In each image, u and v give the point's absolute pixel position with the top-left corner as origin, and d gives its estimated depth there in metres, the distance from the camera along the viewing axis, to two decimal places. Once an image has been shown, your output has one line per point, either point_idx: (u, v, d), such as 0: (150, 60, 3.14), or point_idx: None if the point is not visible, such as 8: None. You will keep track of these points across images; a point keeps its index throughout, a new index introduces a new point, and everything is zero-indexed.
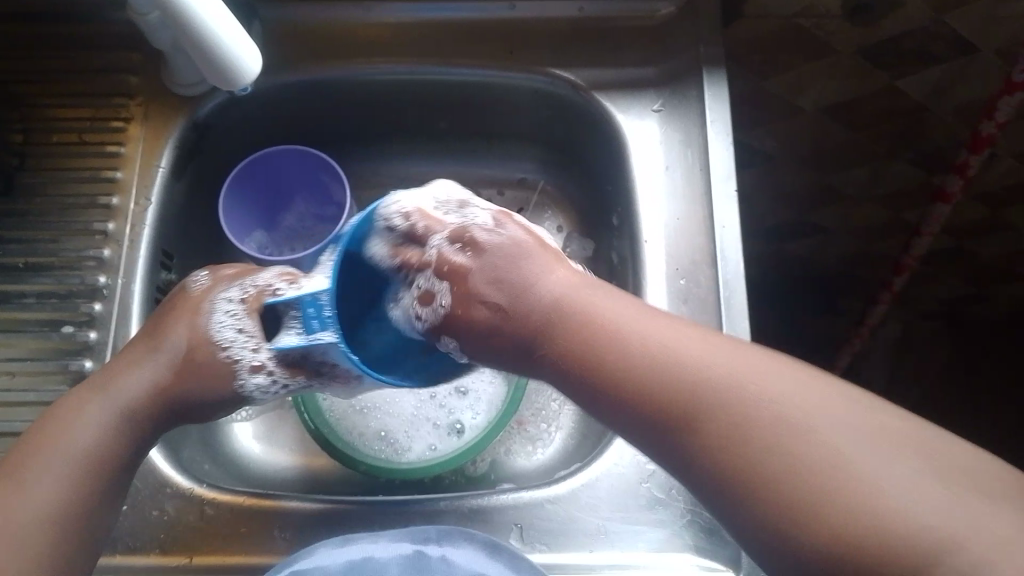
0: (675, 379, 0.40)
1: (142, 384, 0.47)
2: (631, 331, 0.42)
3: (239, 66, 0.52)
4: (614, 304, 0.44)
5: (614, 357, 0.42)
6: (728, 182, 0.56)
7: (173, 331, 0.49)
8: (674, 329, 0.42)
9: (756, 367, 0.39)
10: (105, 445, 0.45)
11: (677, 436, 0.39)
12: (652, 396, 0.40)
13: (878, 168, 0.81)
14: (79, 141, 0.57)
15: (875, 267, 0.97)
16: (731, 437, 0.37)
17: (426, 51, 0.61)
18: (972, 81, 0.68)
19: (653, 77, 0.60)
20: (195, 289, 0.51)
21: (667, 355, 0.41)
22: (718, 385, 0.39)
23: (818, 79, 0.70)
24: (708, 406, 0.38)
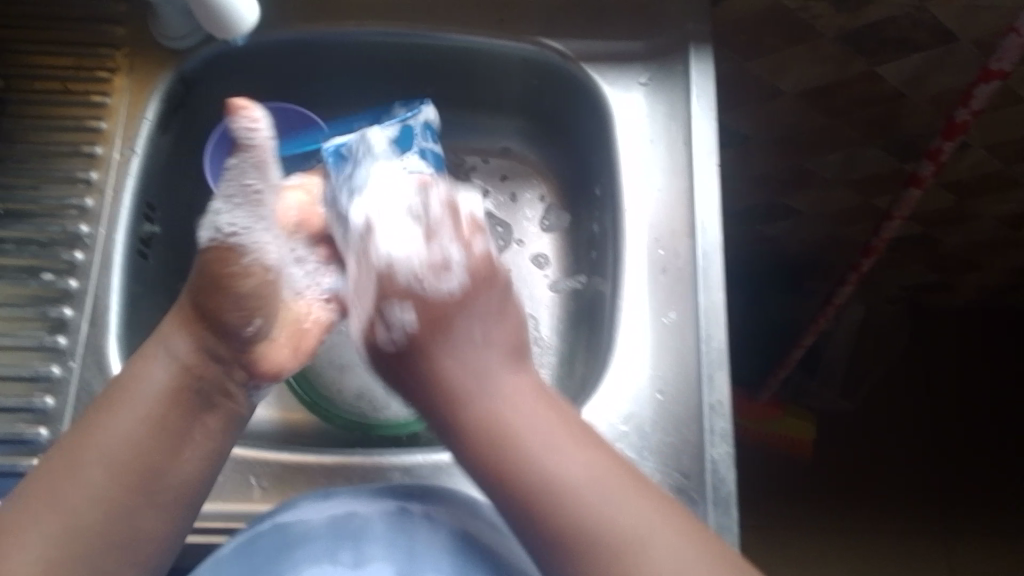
0: (535, 485, 0.44)
1: (184, 341, 0.46)
2: (517, 421, 0.46)
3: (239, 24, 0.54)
4: (537, 404, 0.47)
5: (507, 477, 0.44)
6: (712, 156, 0.56)
7: (245, 279, 0.47)
8: (531, 411, 0.46)
9: (582, 457, 0.44)
10: (176, 390, 0.45)
11: (518, 506, 0.44)
12: (518, 489, 0.44)
13: (854, 155, 0.83)
14: (63, 90, 0.57)
15: (846, 253, 1.00)
16: (556, 514, 0.43)
17: (417, 14, 0.61)
18: (948, 71, 0.70)
19: (640, 51, 0.61)
20: (246, 266, 0.47)
21: (531, 444, 0.45)
22: (546, 469, 0.44)
23: (802, 63, 0.71)
24: (549, 495, 0.43)
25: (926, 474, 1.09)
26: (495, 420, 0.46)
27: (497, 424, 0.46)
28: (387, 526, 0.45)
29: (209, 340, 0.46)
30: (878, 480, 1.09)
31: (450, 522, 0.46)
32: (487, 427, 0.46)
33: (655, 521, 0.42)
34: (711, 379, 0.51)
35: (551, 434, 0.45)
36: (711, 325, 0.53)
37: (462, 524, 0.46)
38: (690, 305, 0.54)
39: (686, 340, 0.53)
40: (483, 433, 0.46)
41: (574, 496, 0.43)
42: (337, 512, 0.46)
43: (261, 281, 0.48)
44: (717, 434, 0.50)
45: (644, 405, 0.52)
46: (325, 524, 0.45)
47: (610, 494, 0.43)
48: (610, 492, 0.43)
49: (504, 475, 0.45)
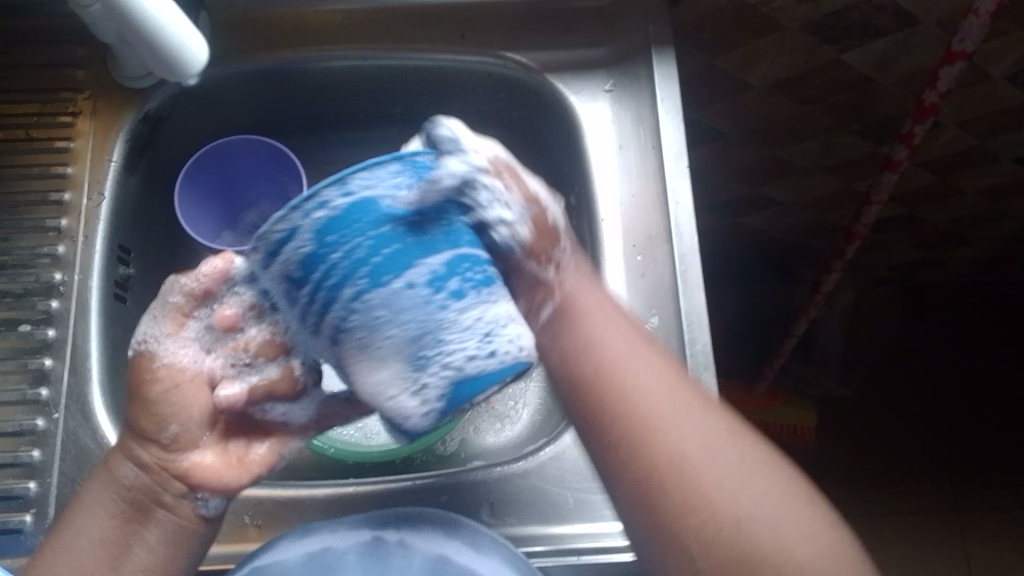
0: (654, 451, 0.42)
1: (132, 459, 0.44)
2: (645, 378, 0.44)
3: (191, 60, 0.52)
4: (636, 347, 0.45)
5: (625, 420, 0.43)
6: (680, 158, 0.56)
7: (153, 386, 0.44)
8: (646, 357, 0.45)
9: (703, 427, 0.43)
10: (131, 493, 0.44)
11: (634, 471, 0.42)
12: (643, 443, 0.43)
13: (829, 142, 0.83)
14: (28, 138, 0.57)
15: (829, 239, 1.00)
16: (666, 480, 0.42)
17: (378, 35, 0.61)
18: (913, 52, 0.70)
19: (603, 56, 0.61)
20: (157, 369, 0.44)
21: (648, 406, 0.43)
22: (671, 450, 0.42)
23: (768, 56, 0.71)
24: (687, 481, 0.42)
25: (925, 453, 1.09)
26: (614, 367, 0.44)
27: (613, 371, 0.44)
28: (360, 557, 0.45)
29: (137, 451, 0.44)
30: (878, 463, 1.09)
31: (426, 548, 0.46)
32: (602, 366, 0.44)
33: (772, 500, 0.42)
34: (699, 381, 0.51)
35: (677, 400, 0.44)
36: (694, 327, 0.53)
37: (437, 549, 0.46)
38: (672, 310, 0.54)
39: (671, 345, 0.53)
40: (595, 371, 0.44)
41: (683, 471, 0.42)
42: (313, 549, 0.46)
43: (187, 387, 0.45)
44: None
45: None
46: (299, 564, 0.45)
47: (734, 464, 0.43)
48: (727, 457, 0.43)
49: (619, 439, 0.43)
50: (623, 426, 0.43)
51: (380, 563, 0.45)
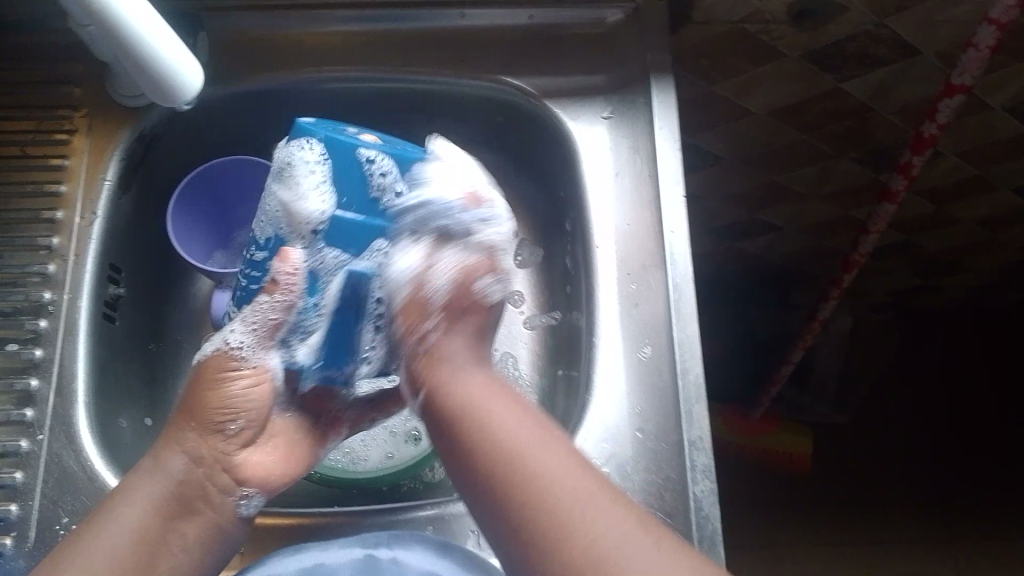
0: (538, 505, 0.43)
1: (178, 461, 0.46)
2: (528, 453, 0.45)
3: (184, 86, 0.52)
4: (525, 420, 0.47)
5: (514, 496, 0.44)
6: (677, 187, 0.56)
7: (230, 389, 0.49)
8: (540, 436, 0.46)
9: (568, 482, 0.43)
10: (171, 493, 0.45)
11: (513, 526, 0.43)
12: (527, 514, 0.43)
13: (828, 169, 0.83)
14: (22, 155, 0.56)
15: (826, 265, 1.00)
16: (553, 529, 0.42)
17: (375, 57, 0.61)
18: (913, 83, 0.70)
19: (601, 83, 0.61)
20: (237, 372, 0.49)
21: (529, 466, 0.44)
22: (543, 500, 0.43)
23: (767, 84, 0.71)
24: (557, 521, 0.42)
25: (921, 481, 1.09)
26: (524, 466, 0.44)
27: (506, 449, 0.46)
28: (354, 572, 0.44)
29: (193, 442, 0.47)
30: (875, 491, 1.08)
31: (423, 566, 0.45)
32: (503, 455, 0.45)
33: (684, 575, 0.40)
34: (690, 413, 0.51)
35: (555, 467, 0.44)
36: (687, 358, 0.52)
37: (434, 566, 0.45)
38: (665, 340, 0.53)
39: (664, 375, 0.52)
40: (487, 456, 0.46)
41: (566, 523, 0.42)
42: (306, 566, 0.45)
43: (254, 382, 0.50)
44: (700, 470, 0.50)
45: (622, 442, 0.51)
46: None
47: (620, 524, 0.42)
48: (601, 515, 0.42)
49: (502, 488, 0.44)
50: (526, 506, 0.43)
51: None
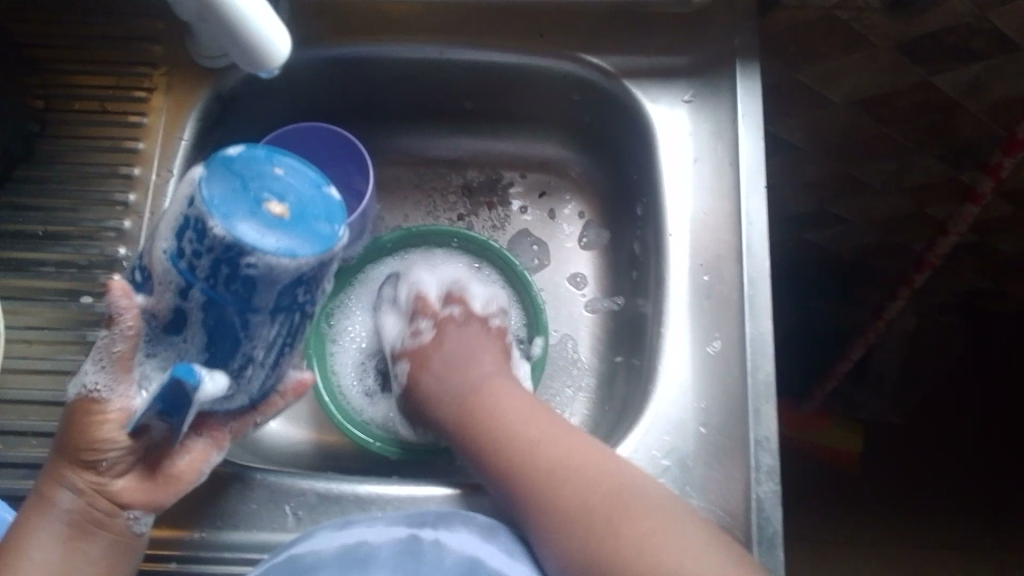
0: (568, 502, 0.46)
1: (70, 495, 0.43)
2: (510, 420, 0.52)
3: (271, 54, 0.50)
4: (505, 390, 0.54)
5: (536, 488, 0.47)
6: (758, 177, 0.54)
7: (112, 433, 0.43)
8: (531, 433, 0.50)
9: (593, 482, 0.47)
10: (75, 520, 0.43)
11: (558, 534, 0.46)
12: (564, 510, 0.46)
13: (908, 164, 0.80)
14: (101, 110, 0.57)
15: (895, 263, 0.97)
16: (586, 523, 0.45)
17: (454, 27, 0.60)
18: (1010, 79, 0.67)
19: (684, 65, 0.59)
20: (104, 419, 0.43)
21: (527, 452, 0.49)
22: (582, 506, 0.46)
23: (854, 73, 0.68)
24: (578, 508, 0.46)
25: (976, 490, 1.06)
26: (520, 450, 0.49)
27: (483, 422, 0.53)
28: (395, 552, 0.45)
29: (76, 478, 0.43)
30: (927, 497, 1.06)
31: (461, 548, 0.46)
32: (465, 408, 0.54)
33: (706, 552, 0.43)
34: (758, 412, 0.50)
35: (582, 460, 0.48)
36: (758, 354, 0.51)
37: (472, 551, 0.46)
38: (736, 334, 0.52)
39: (733, 370, 0.51)
40: (478, 415, 0.53)
41: (626, 527, 0.44)
42: (347, 541, 0.45)
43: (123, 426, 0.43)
44: (765, 470, 0.49)
45: (685, 435, 0.50)
46: (334, 554, 0.45)
47: (662, 524, 0.44)
48: (655, 524, 0.44)
49: (514, 476, 0.48)
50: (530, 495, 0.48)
51: (415, 560, 0.45)
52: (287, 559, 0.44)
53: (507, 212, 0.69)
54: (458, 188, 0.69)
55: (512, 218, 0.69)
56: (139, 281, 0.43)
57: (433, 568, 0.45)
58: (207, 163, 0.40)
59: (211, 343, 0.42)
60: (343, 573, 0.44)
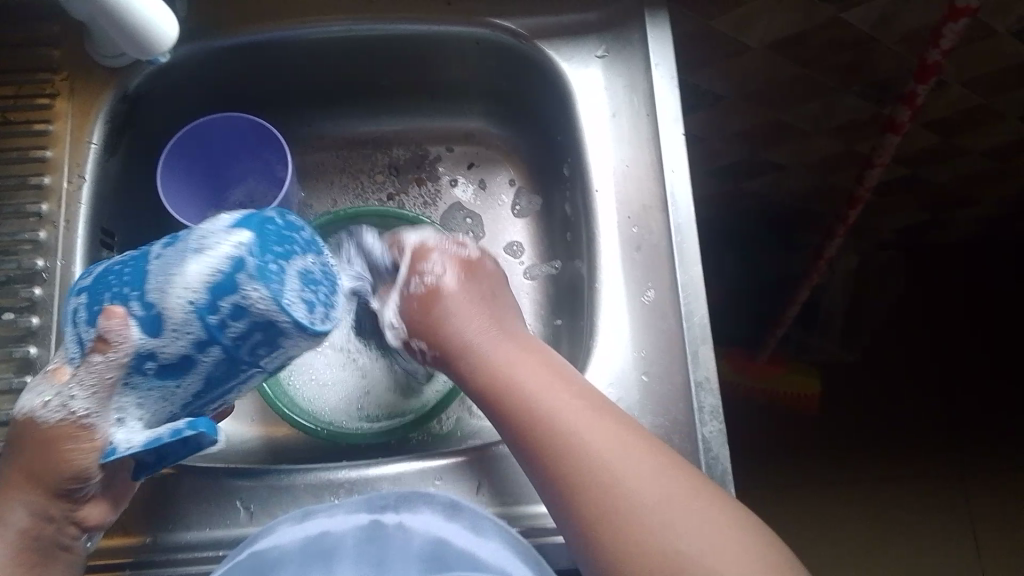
0: (585, 471, 0.45)
1: (24, 519, 0.43)
2: (524, 379, 0.49)
3: (158, 31, 0.50)
4: (525, 356, 0.50)
5: (557, 451, 0.46)
6: (676, 124, 0.54)
7: (78, 463, 0.42)
8: (547, 377, 0.48)
9: (598, 435, 0.45)
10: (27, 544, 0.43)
11: (543, 483, 0.46)
12: (571, 474, 0.45)
13: (830, 103, 0.81)
14: (4, 121, 0.55)
15: (831, 203, 0.99)
16: (574, 480, 0.45)
17: (361, 5, 0.59)
18: (916, 8, 0.68)
19: (594, 21, 0.59)
20: (73, 448, 0.42)
21: (543, 400, 0.47)
22: (608, 483, 0.44)
23: (765, 16, 0.69)
24: (572, 468, 0.45)
25: (929, 417, 1.09)
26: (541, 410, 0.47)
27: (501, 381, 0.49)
28: (359, 539, 0.44)
29: (33, 502, 0.43)
30: (883, 428, 1.09)
31: (426, 531, 0.45)
32: (491, 373, 0.50)
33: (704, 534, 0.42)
34: (696, 355, 0.50)
35: (583, 421, 0.46)
36: (691, 299, 0.51)
37: (436, 533, 0.44)
38: (668, 281, 0.52)
39: (668, 317, 0.52)
40: (487, 379, 0.50)
41: (615, 492, 0.44)
42: (311, 533, 0.45)
43: (90, 457, 0.42)
44: (706, 411, 0.49)
45: (629, 387, 0.51)
46: (298, 548, 0.44)
47: (652, 483, 0.44)
48: (642, 466, 0.44)
49: (525, 434, 0.47)
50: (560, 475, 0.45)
51: (380, 545, 0.44)
52: (250, 557, 0.44)
53: (438, 187, 0.69)
54: (385, 167, 0.69)
55: (443, 193, 0.68)
56: (139, 314, 0.41)
57: (399, 550, 0.43)
58: (246, 226, 0.42)
59: (203, 391, 0.44)
60: (304, 567, 0.43)
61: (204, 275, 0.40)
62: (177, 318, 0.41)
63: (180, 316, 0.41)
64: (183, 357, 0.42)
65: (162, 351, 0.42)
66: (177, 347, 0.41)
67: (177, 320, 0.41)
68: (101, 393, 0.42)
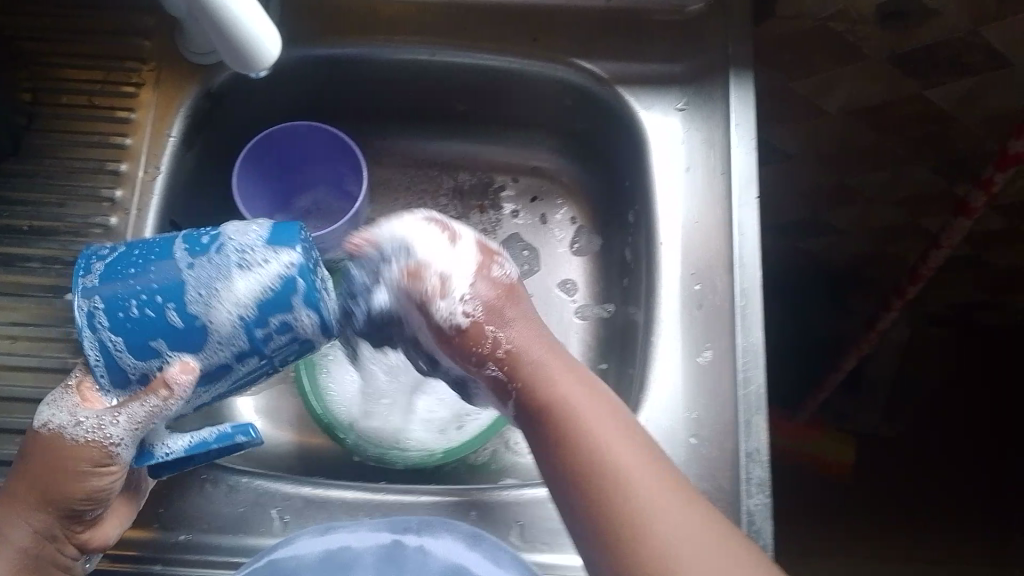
0: (610, 478, 0.41)
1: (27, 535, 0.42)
2: (582, 408, 0.44)
3: (256, 41, 0.50)
4: (551, 357, 0.47)
5: (580, 452, 0.42)
6: (750, 186, 0.54)
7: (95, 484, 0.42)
8: (610, 419, 0.43)
9: (630, 455, 0.42)
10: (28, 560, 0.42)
11: (579, 493, 0.42)
12: (606, 483, 0.41)
13: (901, 176, 0.80)
14: (90, 105, 0.56)
15: (886, 274, 0.97)
16: (603, 497, 0.41)
17: (449, 30, 0.59)
18: (1002, 94, 0.67)
19: (678, 72, 0.59)
20: (92, 471, 0.42)
21: (596, 431, 0.43)
22: (619, 483, 0.41)
23: (847, 85, 0.68)
24: (613, 492, 0.40)
25: (962, 503, 1.06)
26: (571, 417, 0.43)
27: (549, 399, 0.45)
28: (378, 560, 0.44)
29: (41, 520, 0.42)
30: (913, 508, 1.06)
31: (445, 560, 0.45)
32: (511, 369, 0.46)
33: None
34: (749, 424, 0.49)
35: (602, 419, 0.43)
36: (750, 365, 0.50)
37: (453, 561, 0.44)
38: (727, 344, 0.51)
39: (723, 381, 0.51)
40: (535, 398, 0.45)
41: (641, 516, 0.40)
42: (330, 546, 0.45)
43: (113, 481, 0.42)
44: (754, 483, 0.48)
45: (676, 446, 0.50)
46: (316, 560, 0.44)
47: (695, 522, 0.40)
48: (669, 512, 0.40)
49: (586, 478, 0.42)
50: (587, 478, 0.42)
51: (396, 568, 0.44)
52: (268, 564, 0.44)
53: (499, 216, 0.69)
54: (449, 191, 0.69)
55: (504, 222, 0.68)
56: (178, 329, 0.40)
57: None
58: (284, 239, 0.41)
59: (225, 390, 0.44)
60: None
61: (254, 291, 0.40)
62: (225, 336, 0.41)
63: (228, 334, 0.41)
64: (222, 369, 0.42)
65: (205, 366, 0.41)
66: (219, 361, 0.42)
67: (223, 337, 0.41)
68: (139, 416, 0.41)
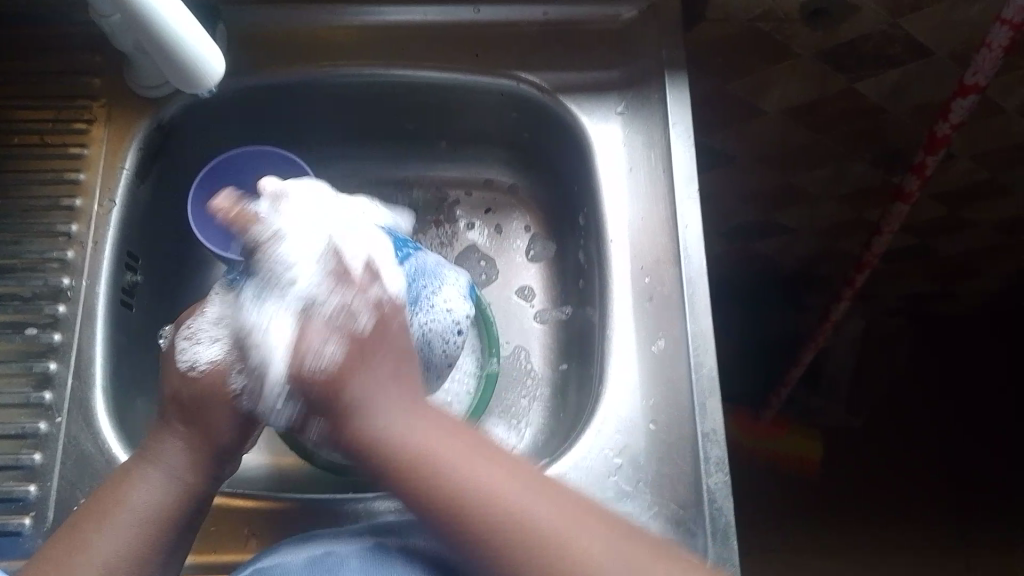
0: (451, 487, 0.40)
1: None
2: (390, 433, 0.42)
3: (200, 61, 0.52)
4: (418, 417, 0.43)
5: (427, 483, 0.41)
6: (691, 183, 0.56)
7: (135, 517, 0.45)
8: (400, 407, 0.43)
9: (457, 464, 0.41)
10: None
11: (405, 492, 0.41)
12: (432, 501, 0.40)
13: (841, 169, 0.83)
14: (42, 143, 0.57)
15: (838, 267, 1.00)
16: (458, 521, 0.40)
17: (393, 53, 0.61)
18: (927, 83, 0.70)
19: (615, 79, 0.61)
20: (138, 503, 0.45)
21: (403, 452, 0.41)
22: (458, 492, 0.40)
23: (780, 83, 0.71)
24: (470, 516, 0.40)
25: (930, 486, 1.08)
26: (410, 455, 0.41)
27: (383, 456, 0.41)
28: (362, 558, 0.43)
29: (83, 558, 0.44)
30: (884, 495, 1.08)
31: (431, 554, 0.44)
32: (374, 447, 0.41)
33: (626, 569, 0.39)
34: (703, 407, 0.51)
35: (460, 459, 0.41)
36: (700, 351, 0.52)
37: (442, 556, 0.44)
38: (677, 333, 0.53)
39: (677, 369, 0.53)
40: (362, 439, 0.42)
41: (518, 521, 0.40)
42: (311, 553, 0.44)
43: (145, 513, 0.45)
44: (713, 463, 0.50)
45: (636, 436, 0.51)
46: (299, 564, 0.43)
47: (542, 499, 0.41)
48: (529, 496, 0.41)
49: (400, 474, 0.41)
50: (386, 465, 0.41)
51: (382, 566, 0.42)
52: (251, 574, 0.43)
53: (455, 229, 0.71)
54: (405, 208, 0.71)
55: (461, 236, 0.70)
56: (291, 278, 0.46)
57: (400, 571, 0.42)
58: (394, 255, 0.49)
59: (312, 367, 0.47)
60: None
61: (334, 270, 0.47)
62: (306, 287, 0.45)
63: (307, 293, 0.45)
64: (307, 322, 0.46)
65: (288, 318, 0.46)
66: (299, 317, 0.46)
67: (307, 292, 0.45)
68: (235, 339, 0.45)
